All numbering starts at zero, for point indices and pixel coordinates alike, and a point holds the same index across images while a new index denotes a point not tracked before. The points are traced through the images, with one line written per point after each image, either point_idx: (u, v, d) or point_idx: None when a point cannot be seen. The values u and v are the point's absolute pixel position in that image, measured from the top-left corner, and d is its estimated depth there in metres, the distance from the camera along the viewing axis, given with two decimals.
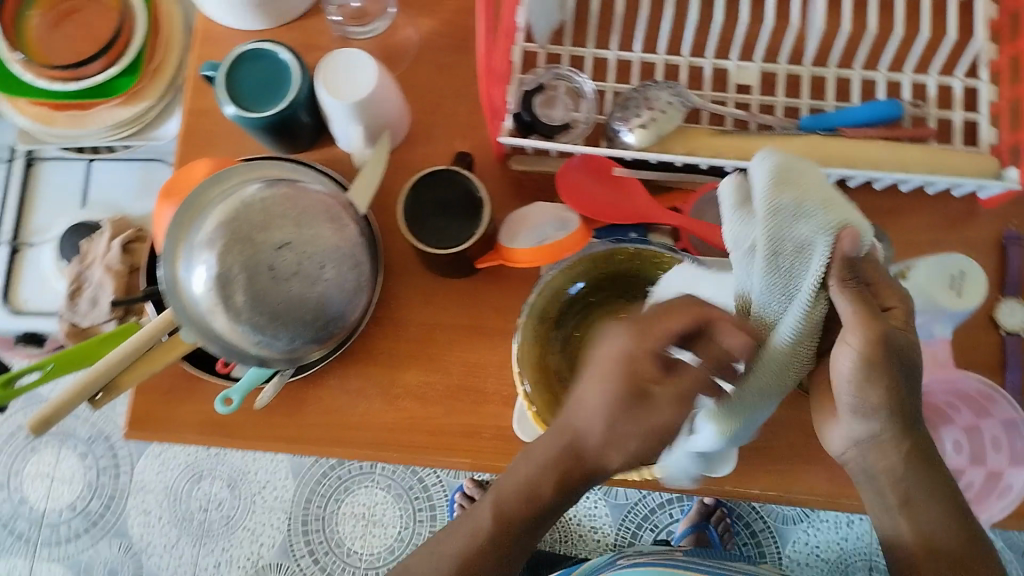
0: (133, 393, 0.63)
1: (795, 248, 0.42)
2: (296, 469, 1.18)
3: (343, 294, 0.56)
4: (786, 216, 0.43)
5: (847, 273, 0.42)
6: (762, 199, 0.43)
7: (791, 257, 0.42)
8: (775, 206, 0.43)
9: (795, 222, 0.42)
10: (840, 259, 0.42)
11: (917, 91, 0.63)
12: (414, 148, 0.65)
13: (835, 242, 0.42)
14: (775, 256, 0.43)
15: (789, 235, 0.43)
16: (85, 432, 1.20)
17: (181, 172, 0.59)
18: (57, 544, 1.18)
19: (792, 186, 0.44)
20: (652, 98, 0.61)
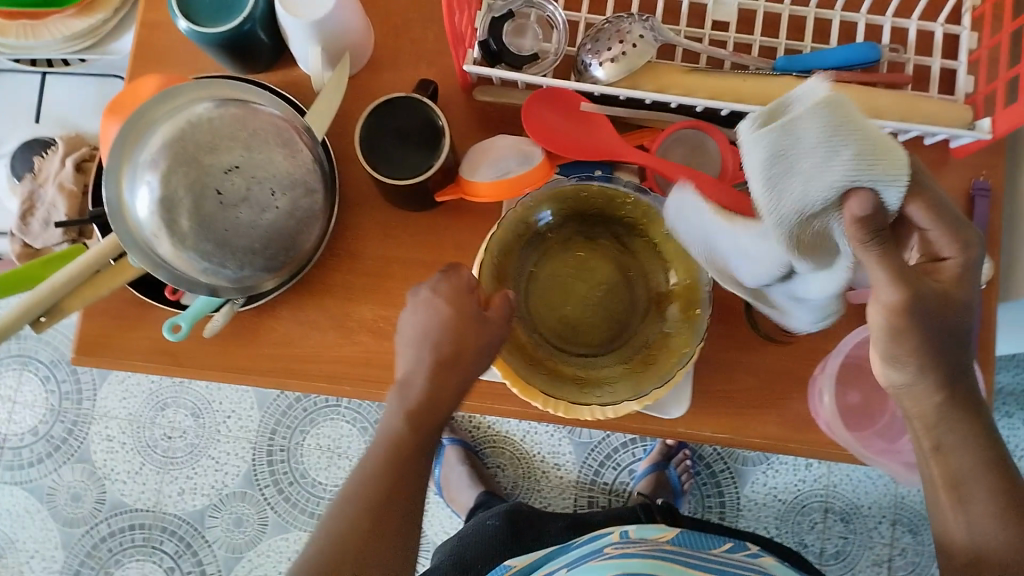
0: (81, 317, 0.61)
1: (804, 173, 0.37)
2: (261, 400, 1.17)
3: (294, 222, 0.54)
4: (788, 156, 0.37)
5: (865, 232, 0.36)
6: (798, 114, 0.36)
7: (804, 181, 0.37)
8: (808, 126, 0.36)
9: (815, 160, 0.36)
10: (851, 220, 0.36)
11: (896, 35, 0.61)
12: (376, 74, 0.63)
13: (844, 201, 0.36)
14: (789, 161, 0.37)
15: (799, 160, 0.36)
16: (48, 356, 1.19)
17: (129, 87, 0.57)
18: (19, 468, 1.18)
19: (809, 141, 0.36)
20: (625, 31, 0.58)
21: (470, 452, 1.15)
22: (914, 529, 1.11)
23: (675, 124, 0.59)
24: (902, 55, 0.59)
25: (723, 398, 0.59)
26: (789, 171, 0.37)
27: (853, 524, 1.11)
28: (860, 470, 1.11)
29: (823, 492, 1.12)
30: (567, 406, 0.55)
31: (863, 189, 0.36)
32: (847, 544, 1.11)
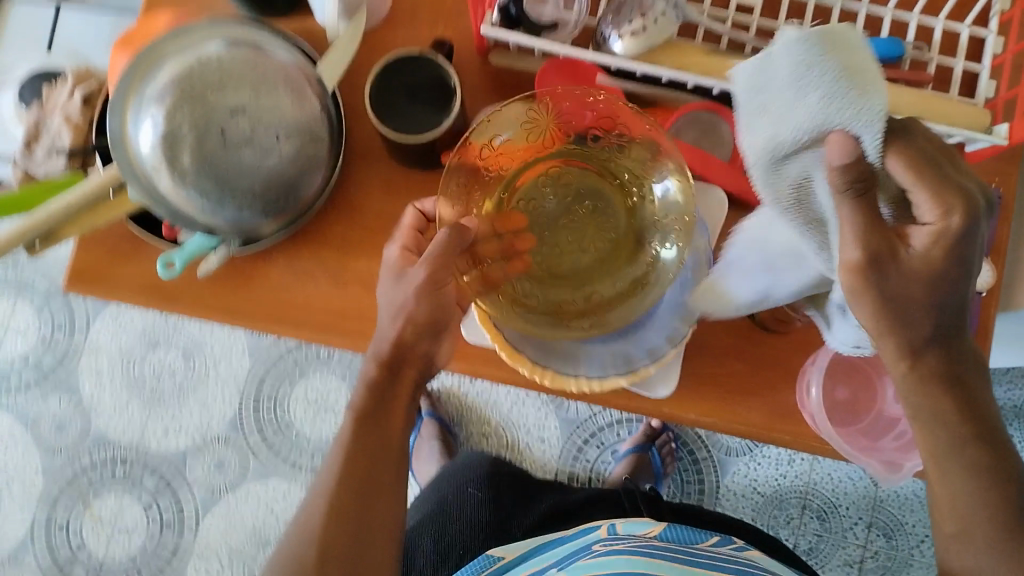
0: (77, 248, 0.61)
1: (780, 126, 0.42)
2: (253, 347, 1.17)
3: (297, 170, 0.54)
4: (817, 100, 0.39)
5: (849, 178, 0.40)
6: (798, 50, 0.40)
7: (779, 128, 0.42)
8: (805, 62, 0.39)
9: (808, 98, 0.40)
10: (832, 165, 0.40)
11: (922, 33, 0.60)
12: (393, 29, 0.62)
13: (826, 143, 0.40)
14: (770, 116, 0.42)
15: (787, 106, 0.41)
16: (44, 286, 1.19)
17: (141, 22, 0.56)
18: (7, 394, 1.18)
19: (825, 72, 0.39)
20: (647, 4, 0.57)
21: (446, 429, 1.16)
22: (888, 533, 1.11)
23: (687, 106, 0.58)
24: (925, 54, 0.58)
25: (710, 383, 0.59)
26: (761, 113, 0.43)
27: (828, 523, 1.12)
28: (841, 470, 1.12)
29: (802, 488, 1.12)
30: (555, 375, 0.56)
31: (845, 131, 0.40)
32: (821, 542, 1.12)
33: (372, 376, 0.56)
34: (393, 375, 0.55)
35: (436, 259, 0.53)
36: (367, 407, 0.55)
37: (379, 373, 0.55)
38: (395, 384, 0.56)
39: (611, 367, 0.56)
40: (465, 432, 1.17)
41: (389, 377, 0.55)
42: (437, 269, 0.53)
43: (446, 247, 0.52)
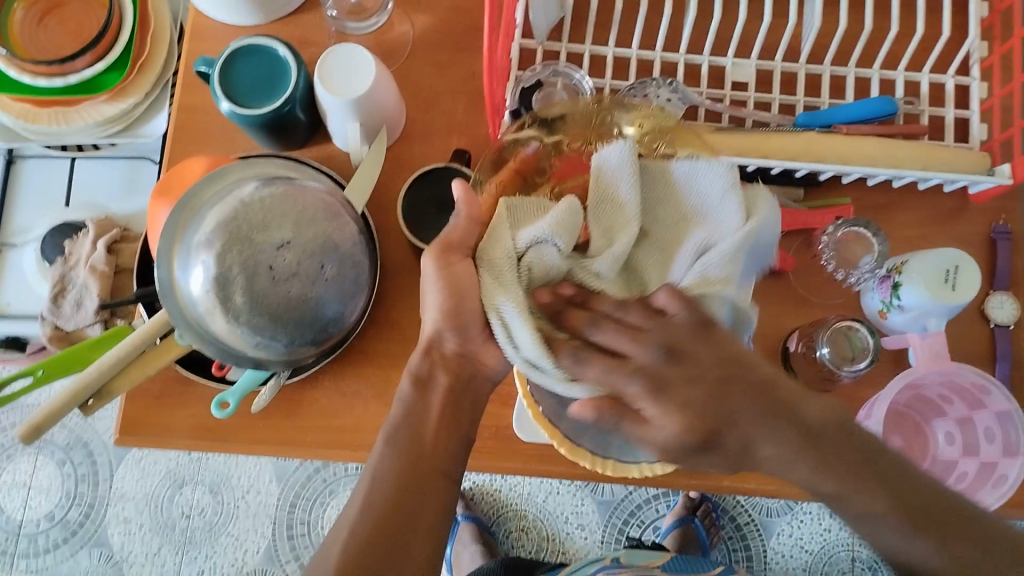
0: (124, 398, 0.62)
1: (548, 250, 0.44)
2: (280, 473, 1.16)
3: (341, 296, 0.55)
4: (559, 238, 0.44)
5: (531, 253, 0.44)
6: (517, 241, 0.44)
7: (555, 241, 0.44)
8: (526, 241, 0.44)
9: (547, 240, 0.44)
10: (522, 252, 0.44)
11: (910, 88, 0.64)
12: (409, 146, 0.65)
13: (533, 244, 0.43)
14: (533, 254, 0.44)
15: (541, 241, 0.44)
16: (63, 439, 1.18)
17: (174, 170, 0.59)
18: (34, 555, 1.15)
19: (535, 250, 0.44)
20: (650, 94, 0.61)
21: (483, 530, 1.12)
22: None
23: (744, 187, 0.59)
24: (916, 106, 0.62)
25: None
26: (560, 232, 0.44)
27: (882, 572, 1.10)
28: None
29: (849, 541, 1.11)
30: (616, 465, 0.56)
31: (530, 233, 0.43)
32: None
33: (406, 395, 0.53)
34: (424, 386, 0.52)
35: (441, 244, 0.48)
36: (398, 426, 0.53)
37: (410, 389, 0.53)
38: (429, 402, 0.53)
39: None
40: (504, 529, 1.15)
41: (421, 393, 0.52)
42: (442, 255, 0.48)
43: (462, 234, 0.47)
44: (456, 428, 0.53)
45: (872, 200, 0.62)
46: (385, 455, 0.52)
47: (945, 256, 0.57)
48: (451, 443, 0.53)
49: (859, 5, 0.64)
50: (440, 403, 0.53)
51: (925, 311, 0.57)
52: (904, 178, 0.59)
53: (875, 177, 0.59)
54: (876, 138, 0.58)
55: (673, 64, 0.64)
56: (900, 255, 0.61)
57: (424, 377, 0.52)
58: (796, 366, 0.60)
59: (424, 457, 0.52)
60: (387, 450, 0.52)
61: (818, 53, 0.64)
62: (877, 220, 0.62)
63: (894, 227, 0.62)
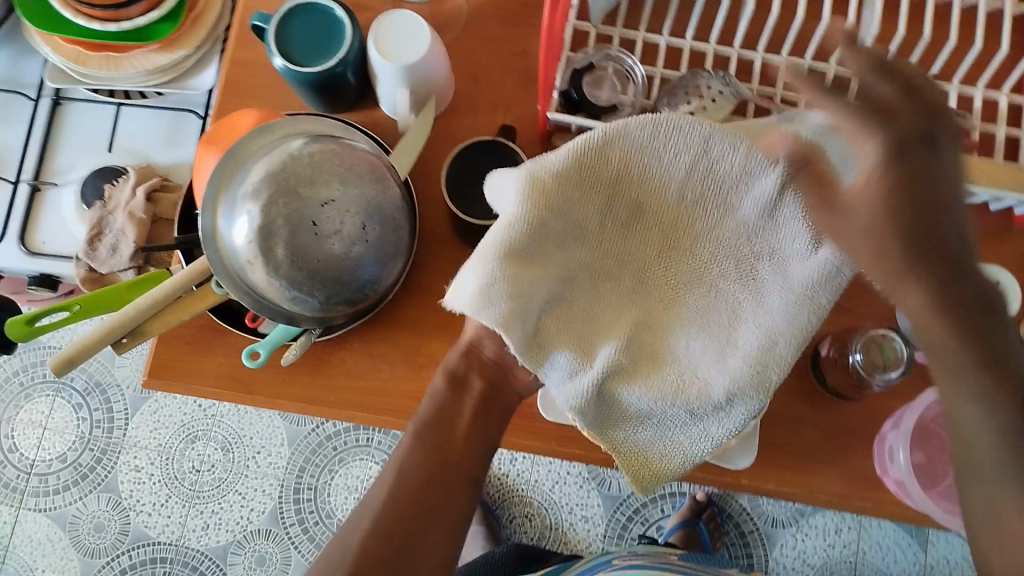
0: (155, 342, 0.62)
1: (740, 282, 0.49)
2: (292, 437, 1.17)
3: (379, 259, 0.56)
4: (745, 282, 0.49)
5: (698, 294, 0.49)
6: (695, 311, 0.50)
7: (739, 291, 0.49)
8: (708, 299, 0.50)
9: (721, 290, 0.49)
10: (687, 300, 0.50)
11: (963, 103, 0.63)
12: (457, 118, 0.65)
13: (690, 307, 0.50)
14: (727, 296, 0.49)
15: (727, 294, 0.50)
16: (82, 383, 1.19)
17: (224, 121, 0.60)
18: (44, 495, 1.17)
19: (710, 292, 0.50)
20: (702, 87, 0.59)
21: (488, 513, 1.13)
22: None
23: None
24: (970, 122, 0.61)
25: (785, 448, 0.60)
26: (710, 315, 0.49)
27: None
28: (889, 537, 1.11)
29: (852, 558, 1.11)
30: None
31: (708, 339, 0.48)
32: None
33: (439, 390, 0.52)
34: (459, 387, 0.52)
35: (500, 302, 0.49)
36: (430, 421, 0.51)
37: (444, 386, 0.52)
38: (461, 405, 0.52)
39: None
40: (508, 515, 1.15)
41: (454, 393, 0.52)
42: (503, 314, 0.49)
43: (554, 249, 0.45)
44: (483, 433, 0.52)
45: None
46: (412, 450, 0.50)
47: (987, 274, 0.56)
48: (477, 448, 0.52)
49: (919, 16, 0.64)
50: (473, 408, 0.52)
51: None
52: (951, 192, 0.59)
53: None
54: None
55: (728, 59, 0.64)
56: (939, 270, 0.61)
57: (460, 373, 0.52)
58: (826, 371, 0.60)
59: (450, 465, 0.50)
60: (415, 438, 0.51)
61: None
62: None
63: None
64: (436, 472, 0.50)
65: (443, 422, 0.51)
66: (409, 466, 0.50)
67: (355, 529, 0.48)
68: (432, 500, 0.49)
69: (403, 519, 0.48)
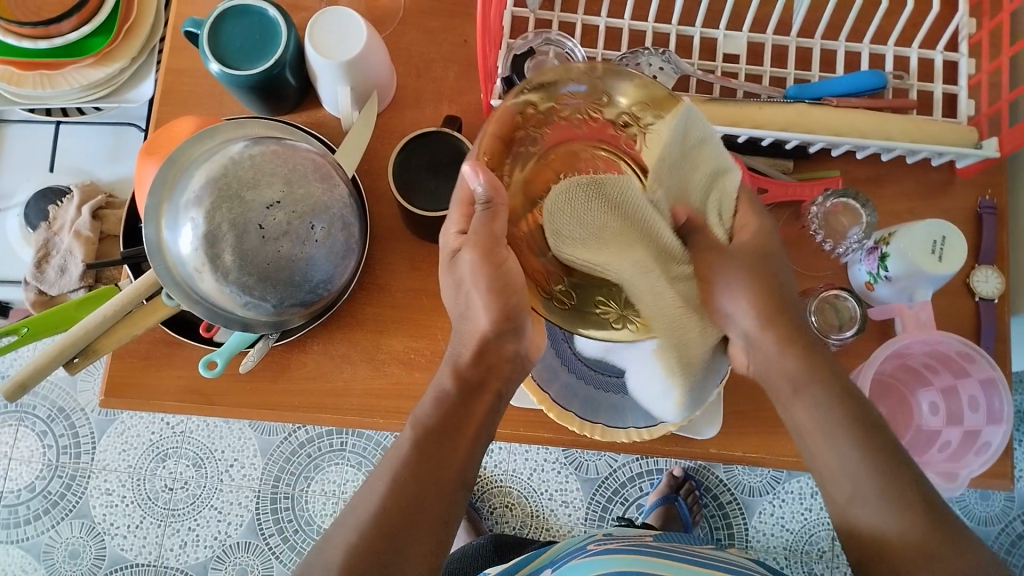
0: (110, 359, 0.61)
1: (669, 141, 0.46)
2: (264, 447, 1.16)
3: (331, 258, 0.55)
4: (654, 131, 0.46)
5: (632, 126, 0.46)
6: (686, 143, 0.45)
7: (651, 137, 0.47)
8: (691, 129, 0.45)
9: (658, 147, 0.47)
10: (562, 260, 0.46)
11: (900, 63, 0.64)
12: (401, 112, 0.65)
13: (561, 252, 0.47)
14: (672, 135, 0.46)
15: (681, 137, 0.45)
16: (45, 410, 1.17)
17: (163, 130, 0.59)
18: (15, 527, 1.15)
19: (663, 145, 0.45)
20: (642, 64, 0.60)
21: (469, 506, 1.13)
22: None
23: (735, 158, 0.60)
24: (906, 81, 0.62)
25: (750, 416, 0.61)
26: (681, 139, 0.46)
27: None
28: None
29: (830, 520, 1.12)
30: (604, 430, 0.56)
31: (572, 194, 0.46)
32: None
33: (444, 389, 0.50)
34: (469, 392, 0.50)
35: (485, 238, 0.44)
36: (433, 427, 0.48)
37: (452, 389, 0.49)
38: (472, 408, 0.50)
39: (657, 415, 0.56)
40: (488, 506, 1.15)
41: (466, 396, 0.49)
42: (488, 250, 0.44)
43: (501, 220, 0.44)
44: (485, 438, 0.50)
45: (861, 173, 0.63)
46: (408, 452, 0.48)
47: (933, 226, 0.57)
48: (477, 452, 0.50)
49: None
50: (482, 411, 0.50)
51: (911, 280, 0.57)
52: (894, 151, 0.59)
53: (864, 150, 0.60)
54: (866, 111, 0.58)
55: (665, 36, 0.64)
56: (888, 228, 0.61)
57: (472, 382, 0.50)
58: None
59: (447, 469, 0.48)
60: (414, 443, 0.48)
61: (809, 27, 0.64)
62: (866, 193, 0.63)
63: (883, 201, 0.63)
64: (433, 474, 0.47)
65: (451, 425, 0.49)
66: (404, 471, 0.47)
67: (348, 531, 0.46)
68: (424, 501, 0.46)
69: (393, 526, 0.45)
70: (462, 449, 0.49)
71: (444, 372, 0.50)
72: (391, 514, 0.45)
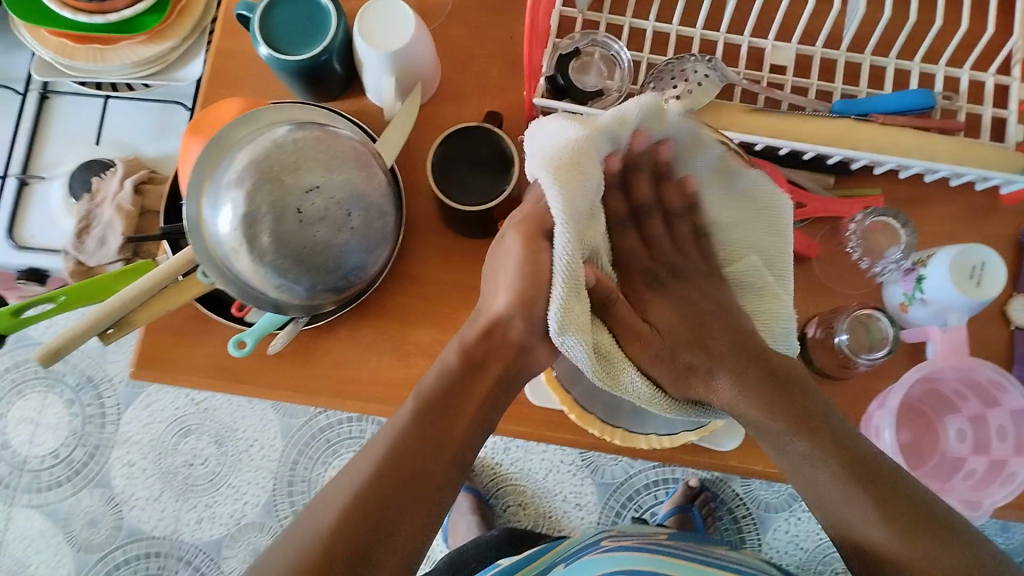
0: (142, 332, 0.62)
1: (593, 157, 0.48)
2: (285, 430, 1.17)
3: (365, 246, 0.56)
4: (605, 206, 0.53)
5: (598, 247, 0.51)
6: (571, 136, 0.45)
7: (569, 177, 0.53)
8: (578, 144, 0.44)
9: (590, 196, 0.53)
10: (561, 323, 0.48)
11: (949, 84, 0.63)
12: (443, 105, 0.65)
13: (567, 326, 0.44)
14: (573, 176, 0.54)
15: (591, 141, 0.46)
16: (73, 379, 1.19)
17: (208, 109, 0.60)
18: (37, 491, 1.17)
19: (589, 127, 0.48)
20: (688, 70, 0.59)
21: (482, 502, 1.13)
22: None
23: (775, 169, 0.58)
24: (956, 102, 0.61)
25: None
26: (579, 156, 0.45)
27: None
28: None
29: None
30: (624, 434, 0.57)
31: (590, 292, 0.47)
32: None
33: (449, 367, 0.49)
34: (474, 369, 0.49)
35: (534, 222, 0.48)
36: (434, 401, 0.48)
37: (457, 365, 0.49)
38: (471, 384, 0.49)
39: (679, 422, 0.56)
40: (502, 504, 1.16)
41: (467, 371, 0.49)
42: (531, 236, 0.47)
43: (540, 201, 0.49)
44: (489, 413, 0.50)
45: (902, 193, 0.62)
46: (408, 421, 0.47)
47: (974, 250, 0.56)
48: (476, 433, 0.49)
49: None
50: (484, 390, 0.50)
51: (945, 304, 0.57)
52: (937, 172, 0.59)
53: (906, 170, 0.59)
54: (912, 131, 0.58)
55: (712, 42, 0.63)
56: (926, 249, 0.61)
57: (476, 360, 0.50)
58: (813, 353, 0.60)
59: (446, 447, 0.47)
60: (416, 412, 0.48)
61: (858, 42, 0.64)
62: (906, 213, 0.62)
63: (923, 223, 0.62)
64: (431, 449, 0.47)
65: (454, 395, 0.49)
66: (405, 437, 0.47)
67: (348, 484, 0.45)
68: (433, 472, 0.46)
69: (390, 497, 0.44)
70: (461, 426, 0.48)
71: (451, 349, 0.50)
72: (385, 485, 0.45)
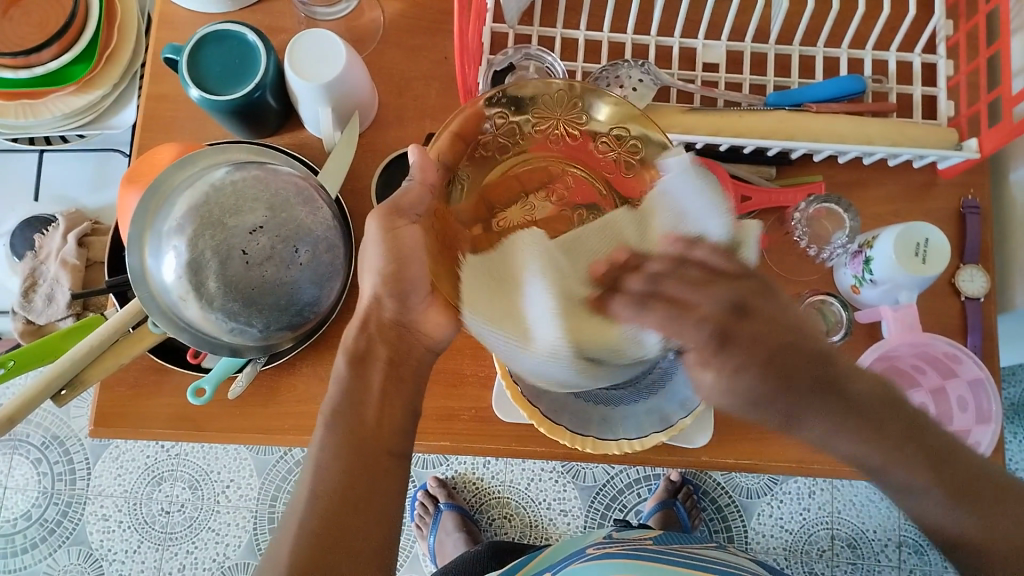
0: (98, 389, 0.61)
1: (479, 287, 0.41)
2: (260, 467, 1.15)
3: (316, 280, 0.55)
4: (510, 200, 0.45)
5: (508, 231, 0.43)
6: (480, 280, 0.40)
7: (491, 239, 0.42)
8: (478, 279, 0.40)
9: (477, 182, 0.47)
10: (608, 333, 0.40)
11: (879, 66, 0.64)
12: (383, 131, 0.65)
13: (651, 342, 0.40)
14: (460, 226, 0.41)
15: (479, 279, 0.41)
16: (38, 438, 1.17)
17: (145, 157, 0.59)
18: (13, 555, 1.14)
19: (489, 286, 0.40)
20: (623, 77, 0.60)
21: (467, 518, 1.13)
22: (919, 550, 1.11)
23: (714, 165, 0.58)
24: (885, 84, 0.62)
25: (741, 424, 0.61)
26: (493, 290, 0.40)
27: (860, 550, 1.11)
28: (862, 494, 1.12)
29: (828, 519, 1.12)
30: (595, 443, 0.56)
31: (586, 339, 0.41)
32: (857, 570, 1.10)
33: (343, 373, 0.51)
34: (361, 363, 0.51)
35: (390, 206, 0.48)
36: (340, 408, 0.50)
37: (346, 367, 0.51)
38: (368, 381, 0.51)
39: (649, 425, 0.55)
40: (487, 517, 1.15)
41: (358, 369, 0.51)
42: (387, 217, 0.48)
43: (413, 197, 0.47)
44: (397, 407, 0.52)
45: (844, 177, 0.63)
46: (328, 439, 0.50)
47: (916, 228, 0.57)
48: (401, 425, 0.52)
49: None
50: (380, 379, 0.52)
51: (893, 282, 0.57)
52: (875, 154, 0.59)
53: (845, 155, 0.60)
54: (846, 116, 0.59)
55: (643, 47, 0.64)
56: (872, 230, 0.62)
57: (360, 352, 0.51)
58: None
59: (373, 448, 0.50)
60: (327, 429, 0.50)
61: (787, 33, 0.64)
62: (849, 197, 0.63)
63: (866, 204, 0.63)
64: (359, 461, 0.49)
65: (353, 403, 0.50)
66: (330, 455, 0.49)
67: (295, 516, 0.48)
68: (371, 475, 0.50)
69: (336, 520, 0.47)
70: (375, 423, 0.50)
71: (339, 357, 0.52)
72: (333, 515, 0.47)
